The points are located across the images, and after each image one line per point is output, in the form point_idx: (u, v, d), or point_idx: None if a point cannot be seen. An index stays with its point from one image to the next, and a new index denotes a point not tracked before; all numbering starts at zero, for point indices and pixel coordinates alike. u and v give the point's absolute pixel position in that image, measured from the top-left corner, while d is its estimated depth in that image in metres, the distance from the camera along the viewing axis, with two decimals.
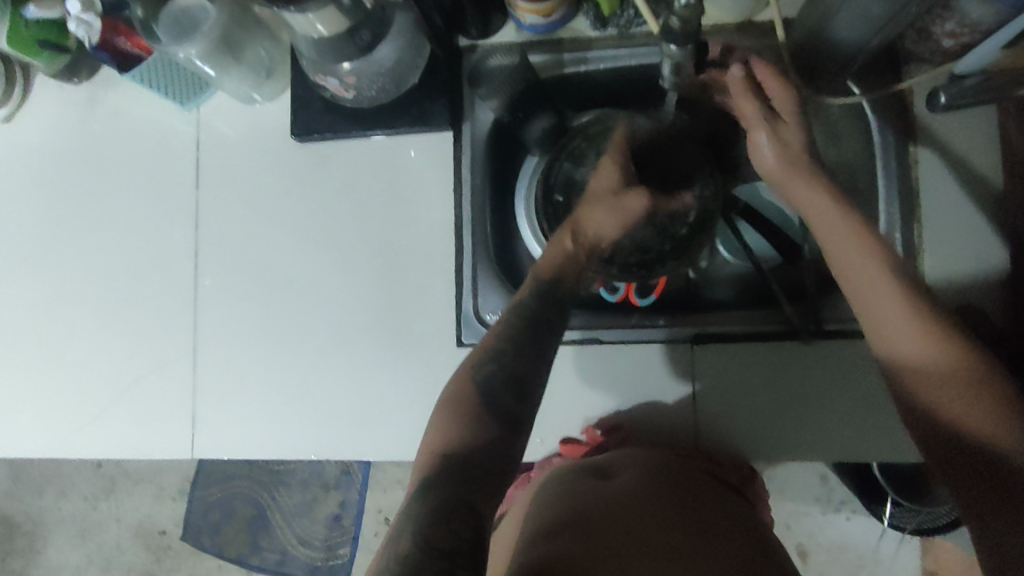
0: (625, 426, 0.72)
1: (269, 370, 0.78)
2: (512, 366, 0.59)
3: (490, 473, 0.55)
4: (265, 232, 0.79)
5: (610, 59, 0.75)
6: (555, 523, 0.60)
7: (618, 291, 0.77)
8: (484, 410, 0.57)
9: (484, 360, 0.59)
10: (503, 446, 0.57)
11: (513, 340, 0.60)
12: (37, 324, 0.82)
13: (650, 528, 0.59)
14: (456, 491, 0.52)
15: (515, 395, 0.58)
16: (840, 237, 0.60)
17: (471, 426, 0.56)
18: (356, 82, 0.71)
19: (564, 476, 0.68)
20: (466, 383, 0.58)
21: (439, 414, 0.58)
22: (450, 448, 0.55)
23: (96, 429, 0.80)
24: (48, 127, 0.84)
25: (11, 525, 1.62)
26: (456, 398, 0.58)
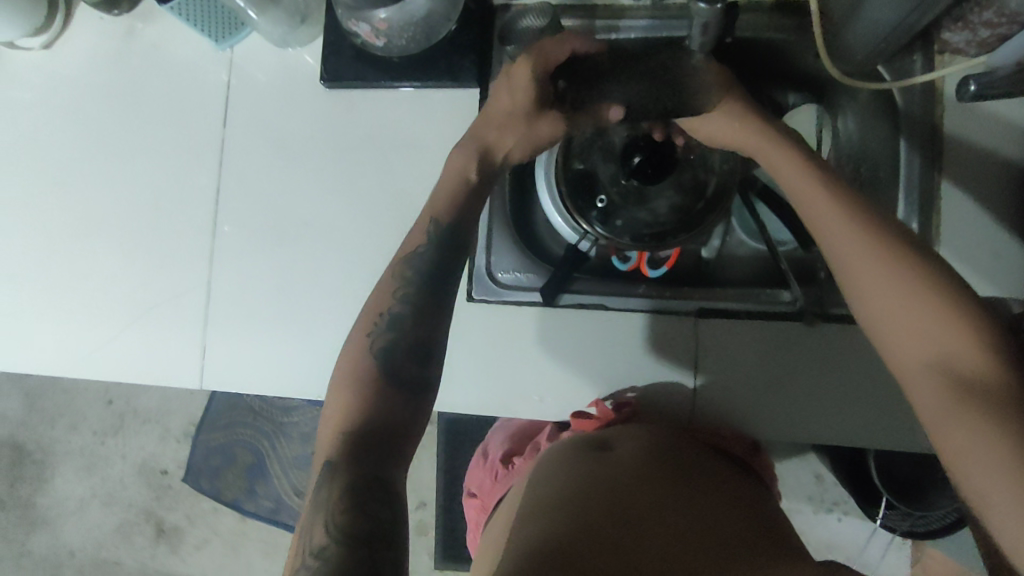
0: (633, 403, 0.74)
1: (281, 311, 0.79)
2: (410, 332, 0.62)
3: (393, 440, 0.58)
4: (286, 173, 0.80)
5: (641, 29, 0.75)
6: (562, 497, 0.62)
7: (629, 261, 0.77)
8: (386, 384, 0.59)
9: (379, 333, 0.62)
10: (405, 414, 0.60)
11: (412, 306, 0.63)
12: (62, 247, 0.85)
13: (649, 508, 0.60)
14: (369, 464, 0.55)
15: (414, 360, 0.61)
16: (819, 203, 0.60)
17: (368, 397, 0.59)
18: (387, 28, 0.73)
19: (570, 449, 0.70)
20: (363, 354, 0.61)
21: (337, 393, 0.60)
22: (355, 422, 0.58)
23: (111, 352, 0.83)
24: (85, 56, 0.86)
25: (22, 452, 1.66)
26: (353, 377, 0.60)
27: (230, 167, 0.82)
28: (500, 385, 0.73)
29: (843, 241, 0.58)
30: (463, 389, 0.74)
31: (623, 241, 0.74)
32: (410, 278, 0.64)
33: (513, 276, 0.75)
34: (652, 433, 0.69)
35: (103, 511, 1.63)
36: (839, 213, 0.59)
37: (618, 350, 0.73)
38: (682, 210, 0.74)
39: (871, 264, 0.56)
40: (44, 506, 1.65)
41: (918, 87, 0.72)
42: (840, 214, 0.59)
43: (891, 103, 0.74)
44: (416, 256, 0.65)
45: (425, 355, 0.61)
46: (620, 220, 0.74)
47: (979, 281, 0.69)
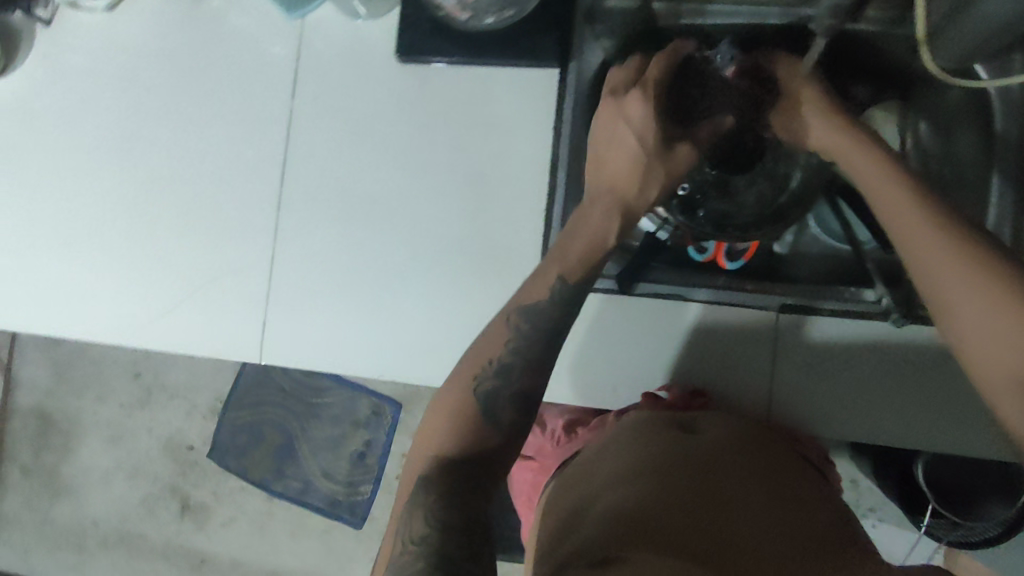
0: (707, 393, 0.72)
1: (345, 288, 0.78)
2: (522, 382, 0.64)
3: (492, 476, 0.61)
4: (355, 147, 0.79)
5: (727, 14, 0.73)
6: (635, 469, 0.63)
7: (706, 252, 0.76)
8: (492, 429, 0.62)
9: (486, 375, 0.63)
10: (500, 451, 0.63)
11: (521, 358, 0.64)
12: (121, 214, 0.83)
13: (716, 489, 0.60)
14: (471, 503, 0.58)
15: (517, 409, 0.63)
16: (892, 198, 0.58)
17: (470, 431, 0.62)
18: (473, 4, 0.71)
19: (649, 418, 0.69)
20: (466, 396, 0.63)
21: (439, 423, 0.63)
22: (454, 450, 0.61)
23: (169, 323, 0.82)
24: (150, 19, 0.84)
25: (48, 422, 1.66)
26: (459, 413, 0.62)
27: (297, 140, 0.80)
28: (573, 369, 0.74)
29: (940, 271, 0.54)
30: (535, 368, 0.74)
31: (704, 231, 0.70)
32: (522, 326, 0.65)
33: None
34: (730, 419, 0.69)
35: (128, 484, 1.62)
36: (927, 235, 0.55)
37: (688, 344, 0.72)
38: (767, 203, 0.72)
39: (969, 297, 0.52)
40: (69, 476, 1.65)
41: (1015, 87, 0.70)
42: (935, 244, 0.54)
43: (989, 126, 0.73)
44: (536, 306, 0.65)
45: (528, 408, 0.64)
46: (701, 210, 0.71)
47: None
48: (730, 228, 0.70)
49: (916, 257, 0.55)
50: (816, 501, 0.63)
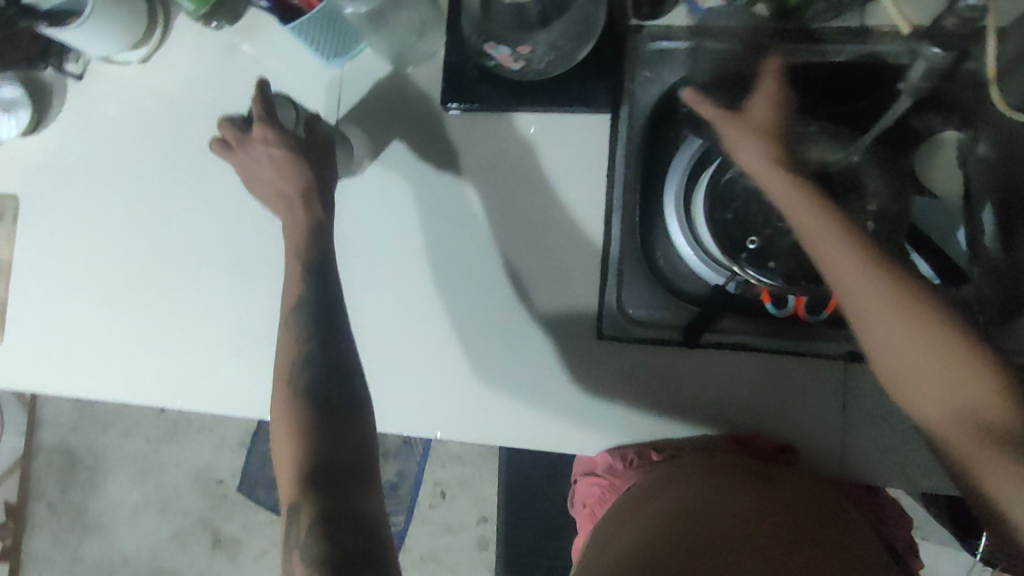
0: (795, 450, 0.71)
1: (396, 350, 0.77)
2: (326, 367, 0.65)
3: (350, 469, 0.61)
4: (400, 199, 0.77)
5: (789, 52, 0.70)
6: (689, 505, 0.63)
7: (786, 307, 0.71)
8: (321, 419, 0.63)
9: (298, 376, 0.65)
10: (348, 440, 0.62)
11: (316, 352, 0.66)
12: (163, 271, 0.82)
13: (764, 533, 0.59)
14: (342, 496, 0.59)
15: (319, 406, 0.63)
16: (818, 226, 0.58)
17: (308, 434, 0.62)
18: (529, 53, 0.67)
19: (725, 465, 0.68)
20: (290, 405, 0.64)
21: (282, 446, 0.63)
22: (305, 461, 0.61)
23: (217, 381, 0.81)
24: (184, 71, 0.82)
25: (73, 457, 1.64)
26: (289, 421, 0.63)
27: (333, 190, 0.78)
28: (641, 409, 0.74)
29: (867, 305, 0.56)
30: (604, 416, 0.75)
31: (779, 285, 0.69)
32: (305, 323, 0.67)
33: (645, 313, 0.72)
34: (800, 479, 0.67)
35: (158, 518, 1.61)
36: (867, 271, 0.56)
37: (751, 393, 0.73)
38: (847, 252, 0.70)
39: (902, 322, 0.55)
40: (97, 511, 1.63)
41: None
42: (861, 278, 0.56)
43: None
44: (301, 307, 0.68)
45: (329, 398, 0.64)
46: (775, 261, 0.69)
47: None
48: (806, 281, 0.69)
49: (847, 292, 0.57)
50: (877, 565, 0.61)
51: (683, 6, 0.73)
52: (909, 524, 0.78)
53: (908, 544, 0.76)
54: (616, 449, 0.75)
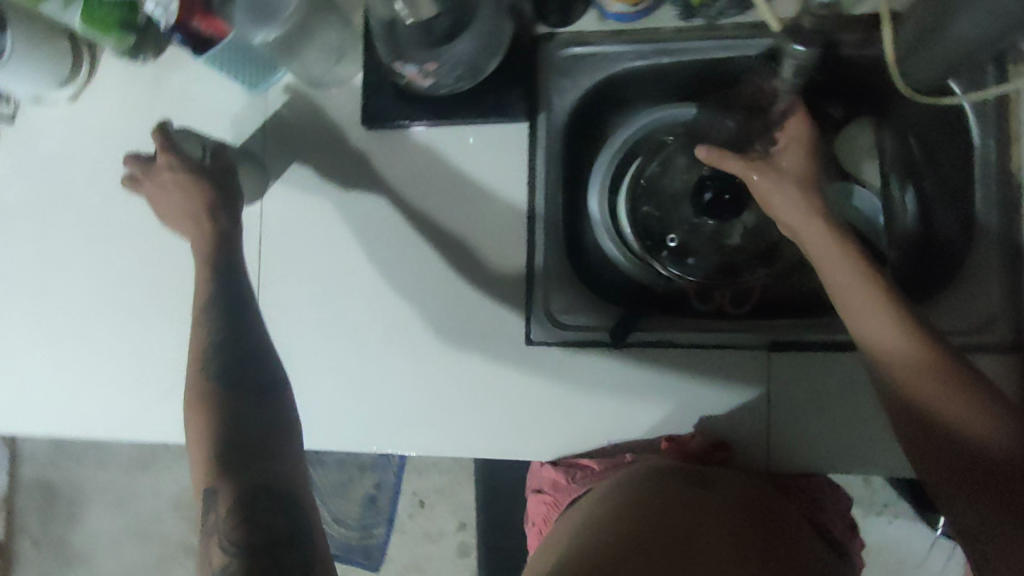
0: (729, 445, 0.72)
1: (332, 368, 0.78)
2: (234, 353, 0.67)
3: (263, 443, 0.62)
4: (326, 221, 0.78)
5: (695, 50, 0.71)
6: (632, 514, 0.62)
7: (709, 302, 0.77)
8: (232, 403, 0.64)
9: (208, 361, 0.67)
10: (258, 418, 0.63)
11: (225, 345, 0.68)
12: (102, 306, 0.83)
13: (712, 542, 0.58)
14: (256, 471, 0.60)
15: (230, 389, 0.65)
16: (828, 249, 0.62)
17: (220, 416, 0.63)
18: (437, 70, 0.68)
19: (664, 475, 0.67)
20: (203, 390, 0.65)
21: (193, 429, 0.64)
22: (219, 440, 0.62)
23: (160, 412, 0.81)
24: (111, 106, 0.83)
25: (52, 492, 1.64)
26: (199, 410, 0.64)
27: (249, 214, 0.80)
28: (575, 412, 0.74)
29: (882, 331, 0.59)
30: (537, 423, 0.75)
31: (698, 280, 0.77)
32: (212, 313, 0.69)
33: (573, 318, 0.74)
34: (732, 478, 0.68)
35: (140, 546, 1.61)
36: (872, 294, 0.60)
37: (682, 391, 0.73)
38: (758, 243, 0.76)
39: (892, 337, 0.58)
40: (80, 543, 1.64)
41: (991, 106, 0.67)
42: (881, 306, 0.59)
43: (969, 151, 0.69)
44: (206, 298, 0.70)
45: (240, 380, 0.66)
46: (693, 258, 0.77)
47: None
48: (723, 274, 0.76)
49: (864, 321, 0.60)
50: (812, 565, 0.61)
51: (592, 12, 0.73)
52: (850, 506, 0.79)
53: (848, 528, 0.76)
54: (559, 465, 0.75)
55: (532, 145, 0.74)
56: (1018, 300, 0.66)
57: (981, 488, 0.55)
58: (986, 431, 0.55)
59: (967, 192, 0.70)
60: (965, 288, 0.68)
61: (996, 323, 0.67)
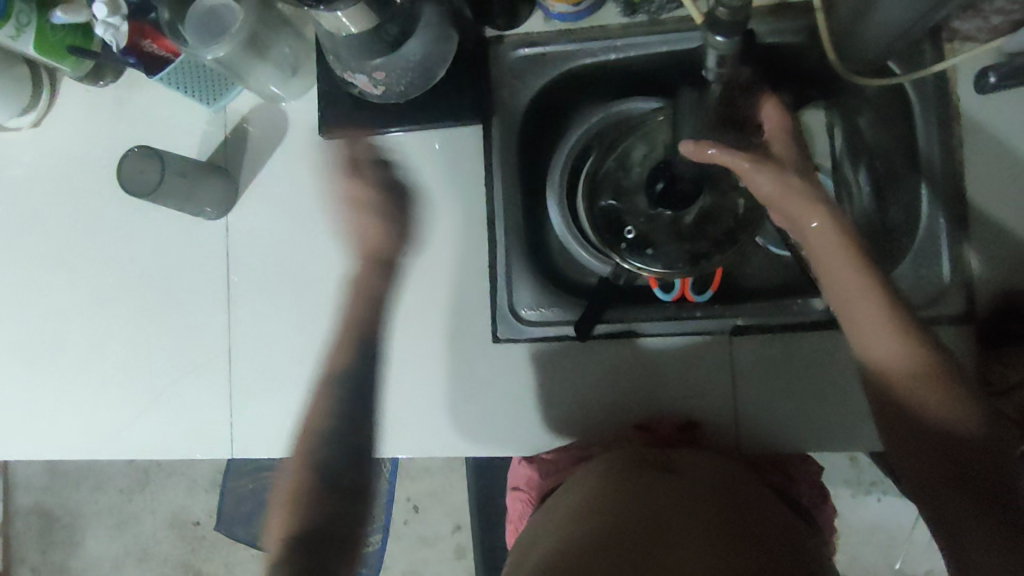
0: (701, 429, 0.73)
1: (304, 377, 0.79)
2: (342, 425, 0.62)
3: (339, 543, 0.56)
4: (293, 233, 0.80)
5: (640, 46, 0.74)
6: (609, 504, 0.62)
7: (673, 291, 0.78)
8: (327, 496, 0.57)
9: (322, 437, 0.61)
10: (350, 515, 0.58)
11: (342, 416, 0.62)
12: (76, 327, 0.84)
13: (684, 524, 0.58)
14: (320, 567, 0.54)
15: (359, 468, 0.60)
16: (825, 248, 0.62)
17: (317, 503, 0.57)
18: (386, 78, 0.71)
19: (632, 461, 0.68)
20: (304, 473, 0.59)
21: (282, 508, 0.58)
22: (297, 527, 0.56)
23: (136, 429, 0.82)
24: (74, 130, 0.84)
25: (49, 518, 1.64)
26: (291, 490, 0.58)
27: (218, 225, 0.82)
28: (547, 408, 0.75)
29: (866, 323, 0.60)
30: (510, 420, 0.75)
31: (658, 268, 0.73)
32: (345, 381, 0.64)
33: (538, 313, 0.77)
34: (698, 456, 0.68)
35: (139, 568, 1.60)
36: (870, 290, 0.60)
37: (649, 379, 0.74)
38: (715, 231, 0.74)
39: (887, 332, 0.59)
40: (79, 568, 1.63)
41: (929, 83, 0.69)
42: (869, 297, 0.59)
43: (911, 125, 0.70)
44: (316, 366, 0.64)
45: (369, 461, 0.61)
46: (652, 248, 0.75)
47: (1000, 282, 0.67)
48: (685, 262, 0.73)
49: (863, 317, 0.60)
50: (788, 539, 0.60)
51: (538, 13, 0.75)
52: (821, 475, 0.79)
53: (821, 498, 0.77)
54: (532, 463, 0.76)
55: (488, 146, 0.76)
56: (968, 272, 0.67)
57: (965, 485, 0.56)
58: (962, 427, 0.57)
59: (913, 168, 0.71)
60: (917, 262, 0.70)
61: (947, 295, 0.68)
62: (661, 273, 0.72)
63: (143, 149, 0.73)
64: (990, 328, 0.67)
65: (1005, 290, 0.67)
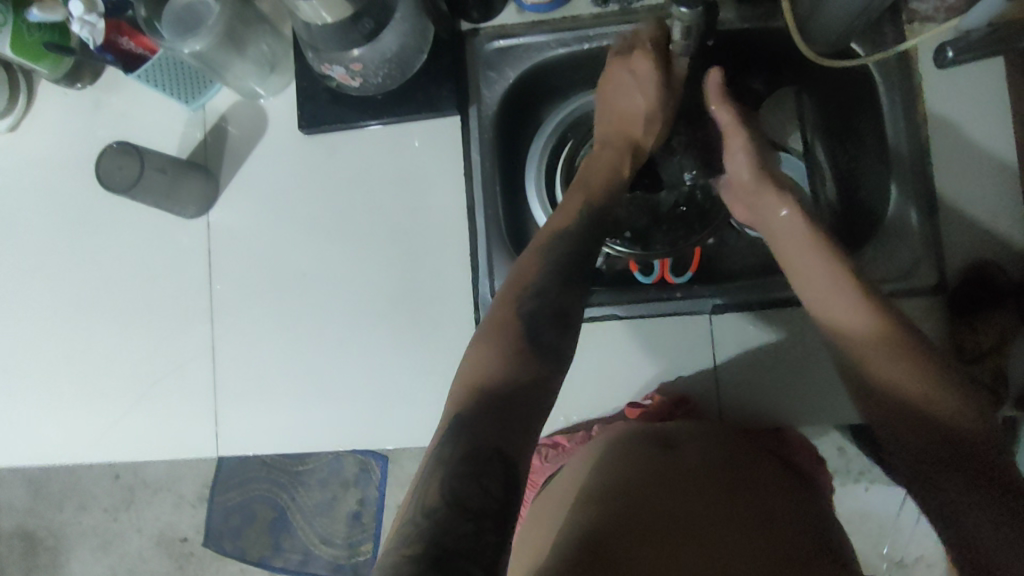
0: (692, 400, 0.74)
1: (289, 372, 0.79)
2: (560, 276, 0.59)
3: (524, 413, 0.51)
4: (274, 229, 0.80)
5: (612, 34, 0.75)
6: (614, 488, 0.62)
7: (652, 273, 0.79)
8: (526, 352, 0.55)
9: (525, 295, 0.57)
10: (539, 386, 0.53)
11: (557, 271, 0.59)
12: (58, 329, 0.84)
13: (696, 502, 0.60)
14: (498, 434, 0.49)
15: (557, 326, 0.57)
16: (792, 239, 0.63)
17: (511, 359, 0.54)
18: (362, 69, 0.73)
19: (640, 433, 0.69)
20: (507, 313, 0.57)
21: (477, 350, 0.55)
22: (493, 380, 0.52)
23: (120, 432, 0.81)
24: (53, 133, 0.84)
25: (32, 541, 1.48)
26: (497, 333, 0.56)
27: (197, 222, 0.82)
28: None
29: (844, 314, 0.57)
30: None
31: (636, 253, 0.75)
32: (557, 254, 0.60)
33: None
34: (697, 428, 0.69)
35: None
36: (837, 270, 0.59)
37: (633, 364, 0.75)
38: (689, 214, 0.77)
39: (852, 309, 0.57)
40: None
41: (894, 61, 0.71)
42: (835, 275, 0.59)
43: (877, 101, 0.73)
44: (568, 226, 0.62)
45: (570, 321, 0.57)
46: (630, 231, 0.76)
47: (969, 254, 0.68)
48: (662, 246, 0.75)
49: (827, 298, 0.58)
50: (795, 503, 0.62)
51: (511, 6, 0.77)
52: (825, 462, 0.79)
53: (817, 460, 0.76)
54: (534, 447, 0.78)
55: (466, 136, 0.78)
56: (940, 245, 0.69)
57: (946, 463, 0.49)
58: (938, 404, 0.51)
59: (882, 144, 0.73)
60: (891, 234, 0.71)
61: (922, 266, 0.69)
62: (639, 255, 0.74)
63: (121, 145, 0.72)
64: (960, 297, 0.68)
65: (975, 260, 0.68)
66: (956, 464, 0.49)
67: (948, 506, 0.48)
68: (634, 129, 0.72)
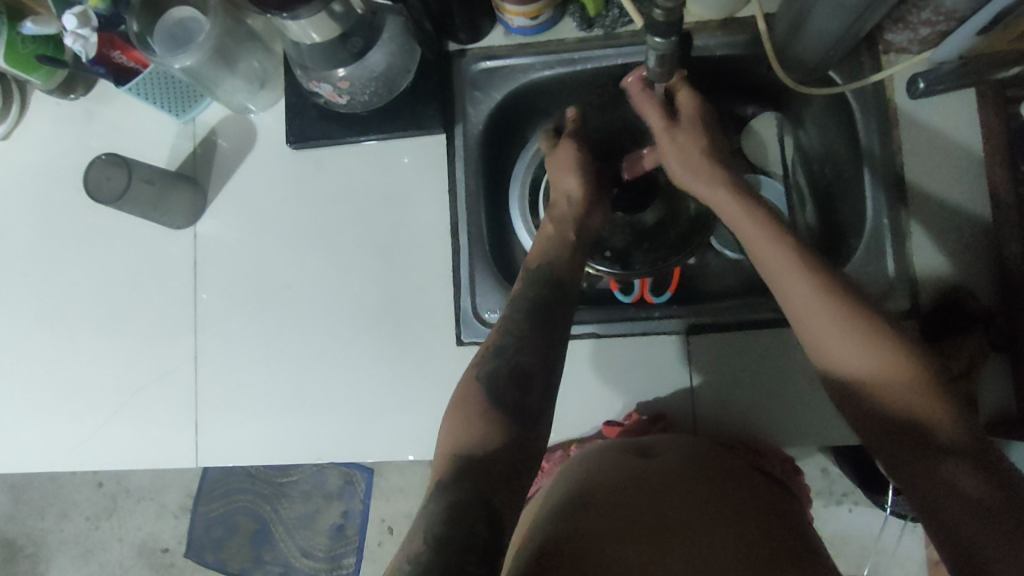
0: (667, 416, 0.75)
1: (271, 384, 0.79)
2: (525, 332, 0.59)
3: (500, 469, 0.52)
4: (260, 240, 0.81)
5: (598, 58, 0.77)
6: (600, 499, 0.62)
7: (632, 292, 0.80)
8: (496, 413, 0.55)
9: (487, 358, 0.58)
10: (513, 441, 0.54)
11: (516, 336, 0.59)
12: (43, 337, 0.84)
13: (690, 514, 0.59)
14: (473, 488, 0.50)
15: (520, 385, 0.56)
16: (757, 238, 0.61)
17: (482, 420, 0.54)
18: (348, 87, 0.74)
19: (613, 446, 0.69)
20: (472, 377, 0.58)
21: (450, 423, 0.56)
22: (465, 448, 0.53)
23: (101, 441, 0.82)
24: (44, 142, 0.85)
25: (12, 548, 1.46)
26: (465, 401, 0.56)
27: (185, 233, 0.82)
28: None
29: (823, 328, 0.56)
30: None
31: (619, 270, 0.76)
32: (520, 316, 0.60)
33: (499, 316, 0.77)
34: (680, 442, 0.69)
35: None
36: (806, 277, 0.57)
37: (611, 381, 0.76)
38: (671, 234, 0.78)
39: (832, 319, 0.55)
40: None
41: (868, 91, 0.73)
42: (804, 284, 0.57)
43: (853, 130, 0.74)
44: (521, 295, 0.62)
45: (531, 380, 0.56)
46: (610, 250, 0.77)
47: (940, 280, 0.70)
48: (647, 265, 0.76)
49: (801, 312, 0.57)
50: (786, 517, 0.63)
51: (498, 29, 0.79)
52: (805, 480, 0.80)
53: (796, 471, 0.77)
54: None
55: (451, 154, 0.80)
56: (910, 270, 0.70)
57: (943, 469, 0.50)
58: (929, 412, 0.51)
59: (859, 168, 0.74)
60: (864, 259, 0.72)
61: (894, 291, 0.70)
62: (620, 275, 0.75)
63: (109, 156, 0.73)
64: (931, 323, 0.69)
65: (947, 286, 0.69)
66: (948, 465, 0.50)
67: (949, 514, 0.49)
68: (552, 194, 0.73)
